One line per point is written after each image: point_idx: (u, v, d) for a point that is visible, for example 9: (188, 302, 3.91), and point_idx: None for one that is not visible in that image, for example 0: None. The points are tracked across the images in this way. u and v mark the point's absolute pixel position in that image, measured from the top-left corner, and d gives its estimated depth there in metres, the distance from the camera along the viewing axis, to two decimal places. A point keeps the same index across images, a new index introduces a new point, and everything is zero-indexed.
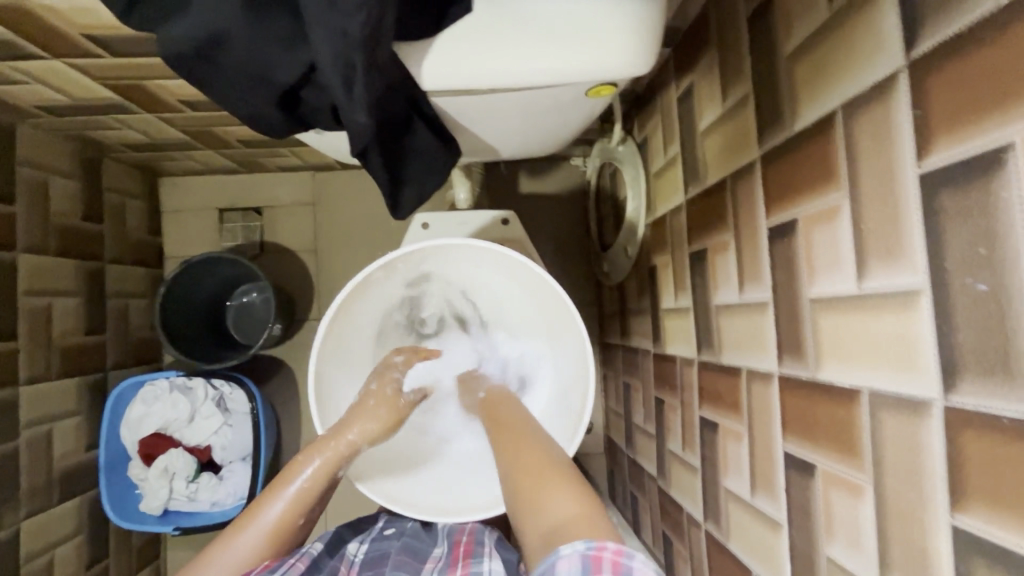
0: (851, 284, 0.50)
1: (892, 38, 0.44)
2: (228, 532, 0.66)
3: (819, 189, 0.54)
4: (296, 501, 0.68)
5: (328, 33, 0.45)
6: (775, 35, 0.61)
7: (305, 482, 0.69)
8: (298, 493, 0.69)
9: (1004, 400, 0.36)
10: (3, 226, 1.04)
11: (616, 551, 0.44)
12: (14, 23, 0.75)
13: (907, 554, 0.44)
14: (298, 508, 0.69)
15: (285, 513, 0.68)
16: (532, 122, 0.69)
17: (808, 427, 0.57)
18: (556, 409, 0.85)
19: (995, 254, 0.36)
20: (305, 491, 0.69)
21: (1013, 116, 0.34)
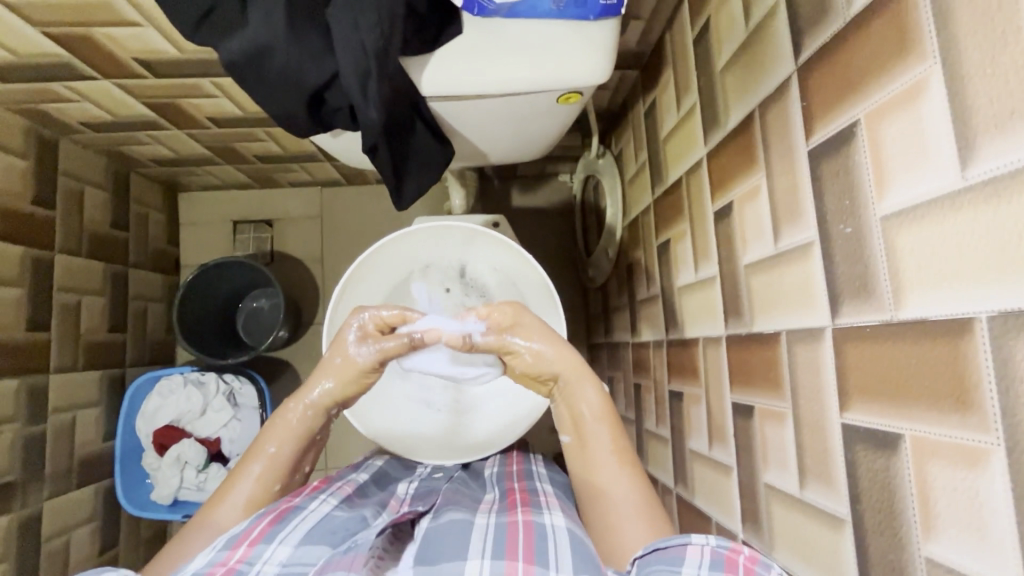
0: (770, 246, 0.61)
1: (787, 50, 0.57)
2: (206, 507, 0.74)
3: (746, 173, 0.66)
4: (263, 475, 0.76)
5: (351, 48, 0.60)
6: (713, 52, 0.74)
7: (273, 459, 0.77)
8: (263, 470, 0.76)
9: (867, 315, 0.46)
10: (44, 228, 1.15)
11: (750, 555, 0.52)
12: (76, 48, 0.89)
13: (815, 459, 0.54)
14: (268, 479, 0.76)
15: (257, 487, 0.75)
16: (515, 127, 0.82)
17: (747, 374, 0.67)
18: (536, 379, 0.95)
19: (854, 203, 0.47)
20: (274, 464, 0.77)
21: (858, 99, 0.46)
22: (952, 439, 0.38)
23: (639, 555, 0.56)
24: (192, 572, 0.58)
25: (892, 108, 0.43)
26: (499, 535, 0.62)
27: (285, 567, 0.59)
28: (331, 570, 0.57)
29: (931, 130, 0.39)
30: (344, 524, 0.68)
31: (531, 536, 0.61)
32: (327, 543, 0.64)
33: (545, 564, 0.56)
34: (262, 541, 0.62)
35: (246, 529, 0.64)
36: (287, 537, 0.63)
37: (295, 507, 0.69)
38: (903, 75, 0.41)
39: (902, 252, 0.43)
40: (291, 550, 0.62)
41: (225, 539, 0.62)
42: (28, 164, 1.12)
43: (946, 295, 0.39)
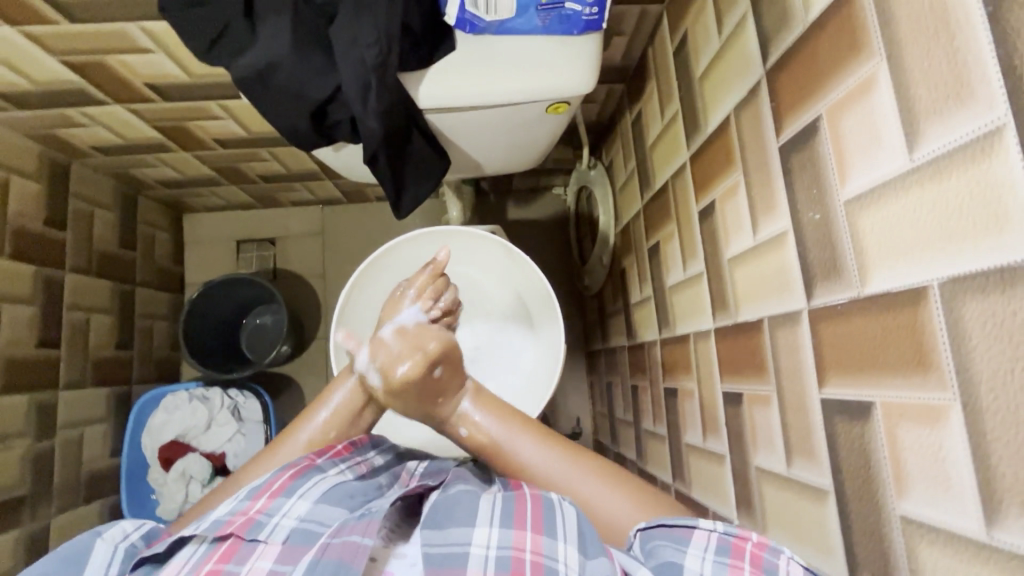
0: (750, 238, 0.65)
1: (757, 56, 0.61)
2: (262, 453, 0.73)
3: (726, 172, 0.70)
4: (325, 425, 0.75)
5: (352, 62, 0.65)
6: (691, 62, 0.79)
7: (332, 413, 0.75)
8: (332, 417, 0.75)
9: (837, 294, 0.50)
10: (55, 247, 1.19)
11: (756, 543, 0.52)
12: (91, 74, 0.94)
13: (799, 436, 0.57)
14: (329, 427, 0.75)
15: (312, 438, 0.74)
16: (508, 138, 0.86)
17: (735, 362, 0.70)
18: (534, 377, 0.98)
19: (821, 191, 0.51)
20: (334, 418, 0.76)
21: (820, 96, 0.50)
22: (916, 400, 0.41)
23: (644, 527, 0.57)
24: (214, 518, 0.60)
25: (848, 103, 0.47)
26: (506, 501, 0.59)
27: (302, 522, 0.59)
28: (346, 534, 0.55)
29: (883, 119, 0.43)
30: (361, 489, 0.67)
31: (539, 500, 0.59)
32: (344, 506, 0.63)
33: (550, 534, 0.54)
34: (283, 494, 0.62)
35: (268, 481, 0.64)
36: (307, 492, 0.63)
37: (316, 466, 0.68)
38: (857, 71, 0.46)
39: (864, 232, 0.46)
40: (310, 505, 0.62)
41: (248, 489, 0.63)
42: (41, 186, 1.17)
43: (903, 268, 0.42)
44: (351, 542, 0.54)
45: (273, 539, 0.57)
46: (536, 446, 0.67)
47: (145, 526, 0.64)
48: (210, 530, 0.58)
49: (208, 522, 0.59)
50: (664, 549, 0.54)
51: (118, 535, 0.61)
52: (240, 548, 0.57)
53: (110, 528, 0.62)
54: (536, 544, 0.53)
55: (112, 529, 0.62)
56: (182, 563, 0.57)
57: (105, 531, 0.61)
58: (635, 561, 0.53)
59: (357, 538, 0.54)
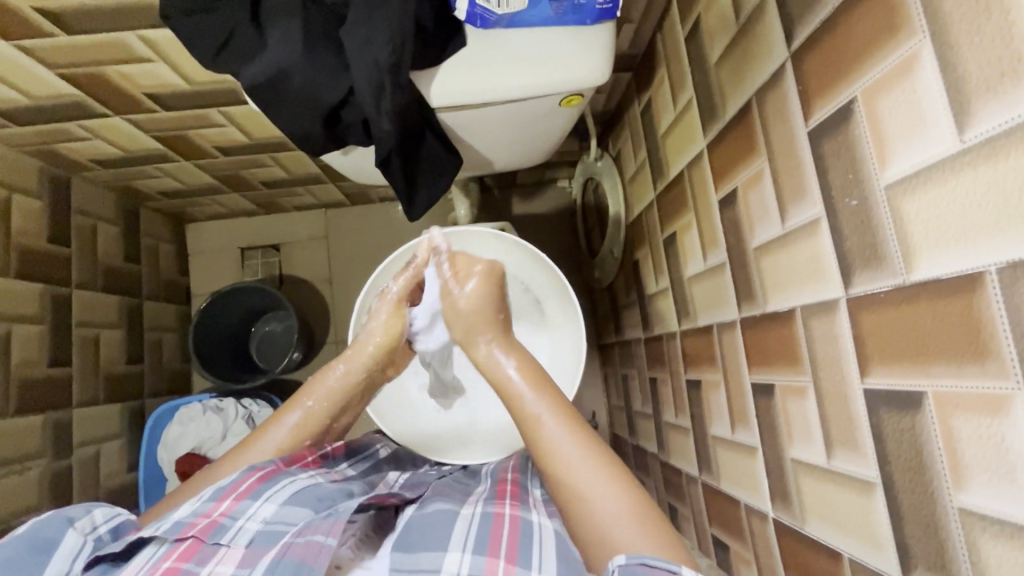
0: (778, 226, 0.63)
1: (779, 39, 0.60)
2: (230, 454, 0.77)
3: (749, 159, 0.68)
4: (298, 427, 0.79)
5: (364, 63, 0.63)
6: (705, 48, 0.77)
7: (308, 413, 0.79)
8: (297, 424, 0.79)
9: (879, 282, 0.48)
10: (61, 264, 1.18)
11: None
12: (90, 87, 0.92)
13: (840, 427, 0.55)
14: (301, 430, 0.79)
15: (288, 438, 0.78)
16: (518, 134, 0.85)
17: (765, 353, 0.69)
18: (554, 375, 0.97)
19: (858, 176, 0.50)
20: (311, 417, 0.79)
21: (854, 79, 0.49)
22: (974, 389, 0.40)
23: (623, 563, 0.52)
24: (176, 520, 0.64)
25: (887, 85, 0.45)
26: (482, 527, 0.66)
27: (268, 524, 0.65)
28: (310, 534, 0.60)
29: (927, 100, 0.42)
30: (330, 492, 0.71)
31: (515, 532, 0.65)
32: (311, 507, 0.68)
33: (523, 564, 0.59)
34: (249, 497, 0.67)
35: (235, 482, 0.69)
36: (273, 495, 0.68)
37: (285, 470, 0.74)
38: (896, 51, 0.44)
39: (909, 217, 0.45)
40: (276, 508, 0.66)
41: (214, 489, 0.68)
42: (43, 204, 1.15)
43: (955, 253, 0.41)
44: (315, 542, 0.59)
45: (237, 542, 0.62)
46: (559, 424, 0.69)
47: (115, 518, 0.67)
48: (172, 531, 0.63)
49: (170, 524, 0.64)
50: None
51: (88, 525, 0.64)
52: (202, 549, 0.61)
53: (82, 516, 0.64)
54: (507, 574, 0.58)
55: (83, 517, 0.64)
56: (140, 563, 0.60)
57: (75, 520, 0.63)
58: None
59: (322, 539, 0.59)
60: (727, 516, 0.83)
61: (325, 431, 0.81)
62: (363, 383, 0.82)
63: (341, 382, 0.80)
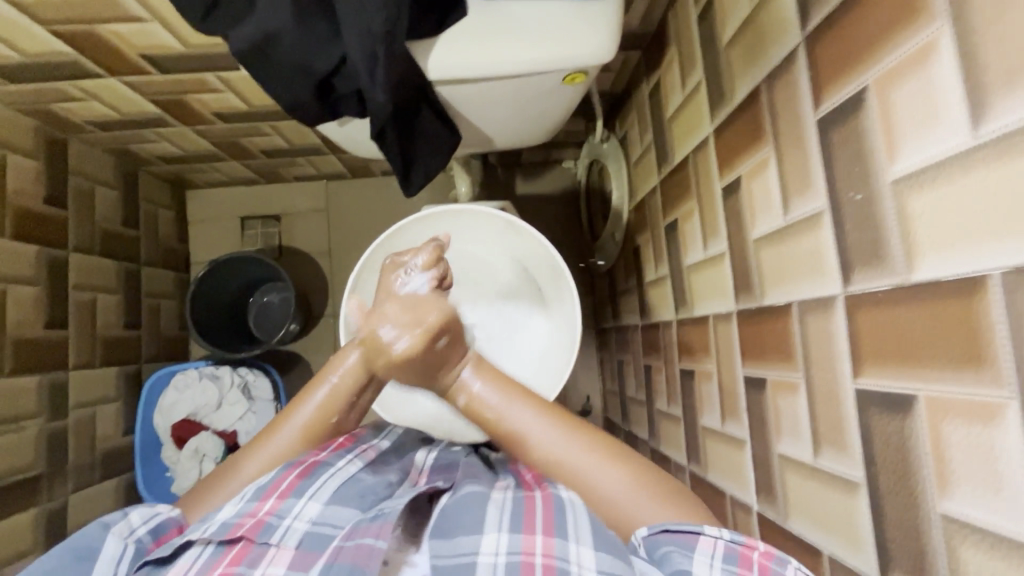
0: (780, 218, 0.61)
1: (793, 21, 0.57)
2: (264, 435, 0.74)
3: (754, 147, 0.66)
4: (325, 404, 0.74)
5: (358, 31, 0.60)
6: (717, 28, 0.74)
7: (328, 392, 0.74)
8: (325, 399, 0.74)
9: (879, 280, 0.46)
10: (57, 226, 1.17)
11: (764, 554, 0.52)
12: (84, 46, 0.90)
13: (829, 426, 0.54)
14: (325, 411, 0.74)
15: (317, 414, 0.74)
16: (519, 111, 0.82)
17: (759, 347, 0.67)
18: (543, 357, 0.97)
19: (865, 169, 0.47)
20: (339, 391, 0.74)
21: (868, 65, 0.46)
22: (966, 396, 0.39)
23: (648, 533, 0.56)
24: (222, 521, 0.62)
25: (901, 73, 0.43)
26: (515, 509, 0.62)
27: (315, 524, 0.63)
28: (359, 536, 0.58)
29: (943, 92, 0.39)
30: (371, 488, 0.70)
31: (550, 504, 0.62)
32: (354, 506, 0.67)
33: (560, 535, 0.57)
34: (292, 495, 0.65)
35: (275, 480, 0.67)
36: (316, 493, 0.66)
37: (323, 462, 0.71)
38: (914, 37, 0.41)
39: (912, 215, 0.43)
40: (321, 508, 0.65)
41: (254, 489, 0.66)
42: (39, 164, 1.14)
43: (958, 255, 0.39)
44: (366, 544, 0.57)
45: (285, 543, 0.60)
46: (540, 423, 0.65)
47: (154, 518, 0.65)
48: (219, 532, 0.60)
49: (216, 525, 0.61)
50: (667, 551, 0.53)
51: (125, 528, 0.62)
52: (251, 551, 0.59)
53: (120, 520, 0.63)
54: (547, 547, 0.56)
55: (121, 521, 0.63)
56: (189, 564, 0.58)
57: (112, 525, 0.62)
58: (653, 572, 0.53)
59: (371, 542, 0.57)
60: (712, 506, 0.83)
61: (350, 407, 0.75)
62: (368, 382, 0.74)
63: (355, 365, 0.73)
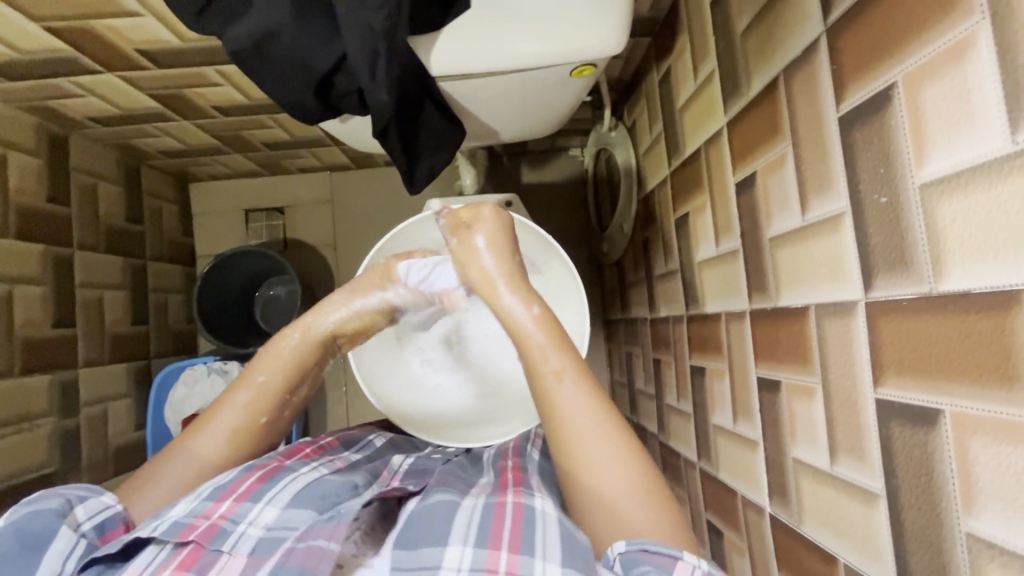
0: (797, 218, 0.59)
1: (814, 11, 0.54)
2: (190, 432, 0.73)
3: (771, 143, 0.63)
4: (252, 403, 0.73)
5: (358, 28, 0.58)
6: (732, 16, 0.71)
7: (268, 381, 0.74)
8: (252, 399, 0.73)
9: (906, 287, 0.44)
10: (62, 225, 1.17)
11: None
12: (79, 42, 0.88)
13: (848, 435, 0.53)
14: (279, 383, 0.74)
15: (246, 411, 0.73)
16: (525, 105, 0.80)
17: (774, 349, 0.66)
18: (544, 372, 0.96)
19: (891, 171, 0.45)
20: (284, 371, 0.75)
21: (896, 62, 0.44)
22: (997, 415, 0.37)
23: (626, 550, 0.56)
24: (174, 520, 0.62)
25: (932, 70, 0.40)
26: (483, 520, 0.61)
27: (270, 530, 0.63)
28: (312, 538, 0.59)
29: (980, 93, 0.37)
30: (335, 489, 0.69)
31: (518, 520, 0.61)
32: (314, 508, 0.66)
33: (527, 552, 0.56)
34: (249, 499, 0.65)
35: (235, 482, 0.67)
36: (274, 498, 0.66)
37: (286, 467, 0.72)
38: (947, 32, 0.39)
39: (943, 221, 0.41)
40: (279, 512, 0.65)
41: (211, 488, 0.66)
42: (41, 161, 1.13)
43: (994, 266, 0.37)
44: (318, 546, 0.57)
45: (238, 551, 0.61)
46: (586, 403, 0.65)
47: (100, 513, 0.64)
48: (172, 532, 0.61)
49: (167, 524, 0.62)
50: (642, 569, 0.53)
51: (73, 522, 0.62)
52: (203, 556, 0.60)
53: (70, 511, 0.62)
54: (512, 565, 0.55)
55: (70, 514, 0.62)
56: (140, 568, 0.59)
57: (65, 517, 0.61)
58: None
59: (323, 543, 0.58)
60: (723, 504, 0.83)
61: (282, 405, 0.75)
62: (318, 358, 0.77)
63: (295, 352, 0.75)
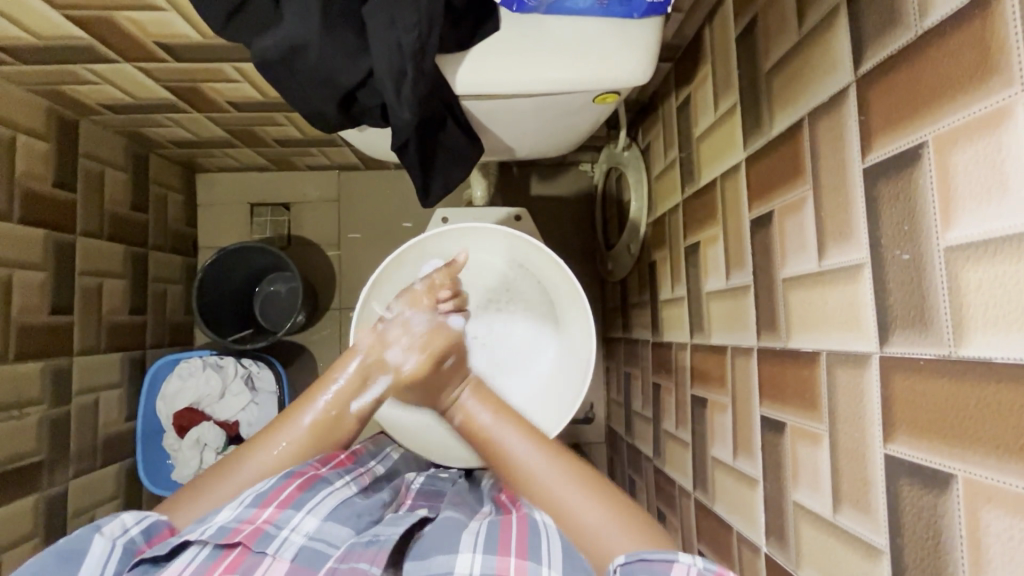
0: (813, 262, 0.59)
1: (844, 59, 0.54)
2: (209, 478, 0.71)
3: (790, 185, 0.63)
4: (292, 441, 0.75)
5: (387, 45, 0.58)
6: (758, 54, 0.71)
7: (336, 392, 0.79)
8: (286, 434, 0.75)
9: (923, 346, 0.44)
10: (66, 210, 1.15)
11: None
12: (100, 32, 0.87)
13: (853, 486, 0.53)
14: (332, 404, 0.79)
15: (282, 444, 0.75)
16: (544, 125, 0.80)
17: (780, 391, 0.65)
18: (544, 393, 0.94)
19: (915, 230, 0.45)
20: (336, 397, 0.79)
21: (927, 121, 0.44)
22: (1010, 487, 0.37)
23: (625, 561, 0.54)
24: (220, 525, 0.61)
25: (965, 135, 0.40)
26: (491, 530, 0.62)
27: (311, 540, 0.61)
28: (354, 560, 0.58)
29: (1015, 163, 0.37)
30: (368, 509, 0.69)
31: (524, 527, 0.62)
32: (351, 526, 0.66)
33: (535, 559, 0.57)
34: (291, 507, 0.64)
35: (276, 489, 0.66)
36: (314, 508, 0.65)
37: (324, 477, 0.71)
38: (983, 99, 0.39)
39: (965, 286, 0.41)
40: (318, 523, 0.64)
41: (253, 495, 0.64)
42: (49, 145, 1.11)
43: (1015, 337, 0.37)
44: (359, 568, 0.56)
45: (282, 554, 0.58)
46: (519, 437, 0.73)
47: (146, 519, 0.63)
48: (216, 536, 0.59)
49: (212, 530, 0.60)
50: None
51: (117, 529, 0.61)
52: (246, 560, 0.58)
53: (110, 520, 0.61)
54: (521, 570, 0.56)
55: (111, 521, 0.61)
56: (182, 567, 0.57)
57: (104, 526, 0.60)
58: None
59: (365, 567, 0.56)
60: (717, 538, 0.82)
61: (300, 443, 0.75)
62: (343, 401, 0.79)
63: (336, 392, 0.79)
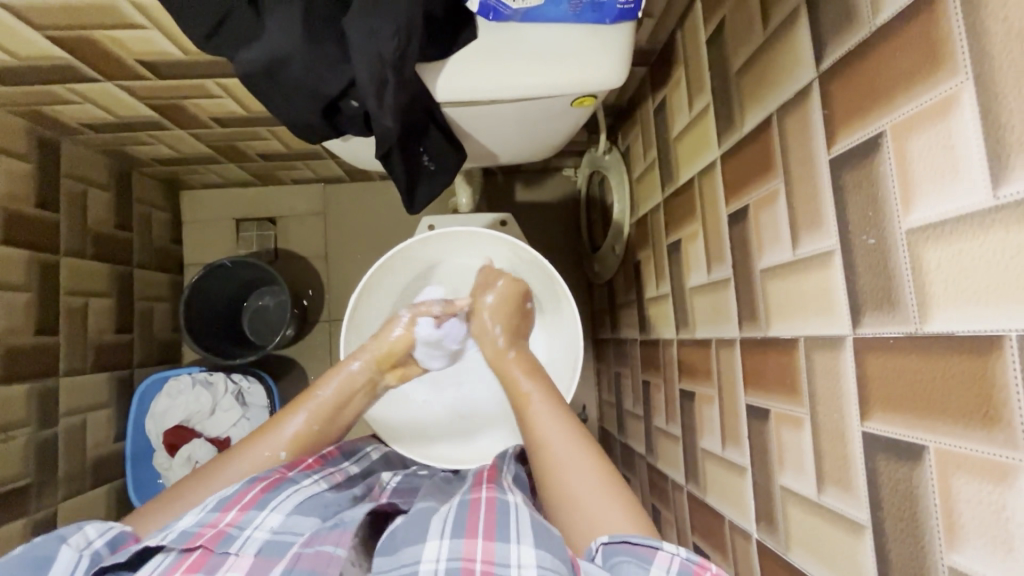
0: (788, 252, 0.61)
1: (807, 56, 0.57)
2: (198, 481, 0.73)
3: (763, 179, 0.66)
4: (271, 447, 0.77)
5: (368, 56, 0.60)
6: (728, 55, 0.74)
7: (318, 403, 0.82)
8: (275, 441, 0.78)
9: (891, 326, 0.46)
10: (49, 231, 1.15)
11: None
12: (82, 52, 0.88)
13: (835, 465, 0.54)
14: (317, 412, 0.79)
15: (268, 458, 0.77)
16: (525, 130, 0.82)
17: (763, 379, 0.67)
18: None
19: (879, 215, 0.47)
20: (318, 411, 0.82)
21: (883, 113, 0.46)
22: (980, 454, 0.39)
23: (609, 542, 0.57)
24: (182, 530, 0.61)
25: (919, 123, 0.43)
26: (458, 513, 0.61)
27: (275, 534, 0.62)
28: (318, 543, 0.58)
29: (964, 147, 0.39)
30: (334, 501, 0.70)
31: (492, 511, 0.61)
32: (317, 516, 0.66)
33: (501, 538, 0.57)
34: (255, 507, 0.65)
35: (238, 493, 0.67)
36: (278, 505, 0.66)
37: (288, 478, 0.71)
38: (934, 88, 0.41)
39: (927, 267, 0.43)
40: (283, 518, 0.64)
41: (216, 500, 0.65)
42: (31, 166, 1.11)
43: (975, 312, 0.39)
44: (324, 551, 0.57)
45: (245, 551, 0.58)
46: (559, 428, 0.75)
47: (110, 531, 0.63)
48: (180, 541, 0.59)
49: (175, 534, 0.60)
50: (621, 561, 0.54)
51: (82, 540, 0.61)
52: (210, 560, 0.58)
53: (75, 532, 0.61)
54: (487, 553, 0.55)
55: (76, 533, 0.61)
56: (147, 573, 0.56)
57: (69, 537, 0.60)
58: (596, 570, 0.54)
59: (331, 549, 0.57)
60: (711, 529, 0.83)
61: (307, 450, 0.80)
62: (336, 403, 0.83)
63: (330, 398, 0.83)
